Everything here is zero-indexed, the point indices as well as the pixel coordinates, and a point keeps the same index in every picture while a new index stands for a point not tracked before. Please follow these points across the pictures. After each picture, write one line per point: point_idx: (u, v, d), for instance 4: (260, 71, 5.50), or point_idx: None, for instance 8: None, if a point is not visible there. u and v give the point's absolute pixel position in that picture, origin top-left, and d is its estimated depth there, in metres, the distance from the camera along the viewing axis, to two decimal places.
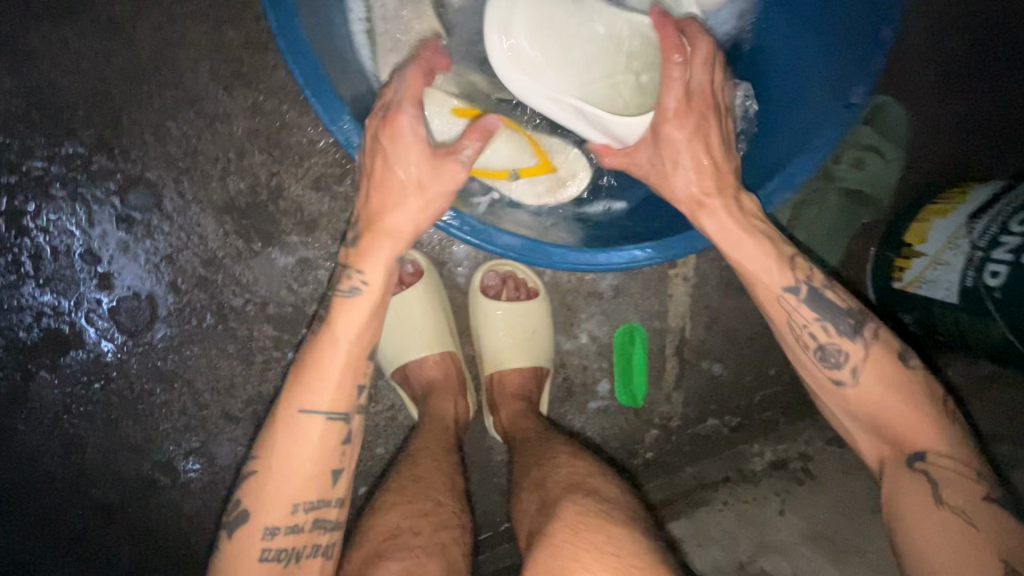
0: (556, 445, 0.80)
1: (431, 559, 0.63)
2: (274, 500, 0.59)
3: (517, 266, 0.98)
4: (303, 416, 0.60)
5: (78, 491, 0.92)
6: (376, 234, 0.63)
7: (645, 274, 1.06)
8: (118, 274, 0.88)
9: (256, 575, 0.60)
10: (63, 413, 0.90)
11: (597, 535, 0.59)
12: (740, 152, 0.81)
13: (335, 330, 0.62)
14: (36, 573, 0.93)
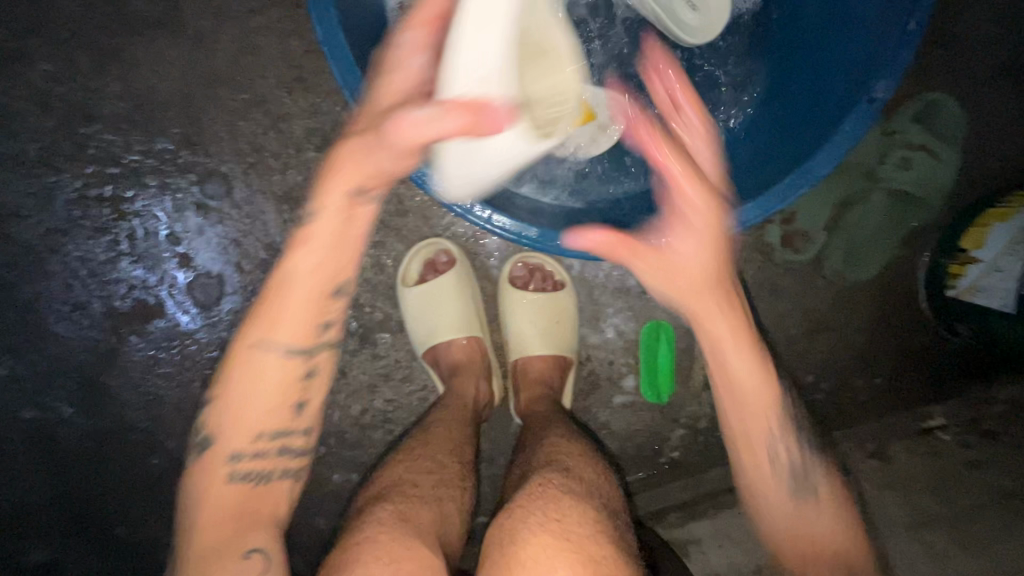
0: (553, 428, 0.84)
1: (426, 506, 0.70)
2: (239, 425, 0.72)
3: (545, 259, 1.05)
4: (262, 347, 0.70)
5: (153, 444, 1.04)
6: (336, 168, 0.66)
7: None
8: (195, 254, 1.02)
9: (225, 493, 0.71)
10: (146, 374, 1.03)
11: (559, 501, 0.65)
12: (772, 147, 0.88)
13: (291, 267, 0.70)
14: (111, 516, 1.04)
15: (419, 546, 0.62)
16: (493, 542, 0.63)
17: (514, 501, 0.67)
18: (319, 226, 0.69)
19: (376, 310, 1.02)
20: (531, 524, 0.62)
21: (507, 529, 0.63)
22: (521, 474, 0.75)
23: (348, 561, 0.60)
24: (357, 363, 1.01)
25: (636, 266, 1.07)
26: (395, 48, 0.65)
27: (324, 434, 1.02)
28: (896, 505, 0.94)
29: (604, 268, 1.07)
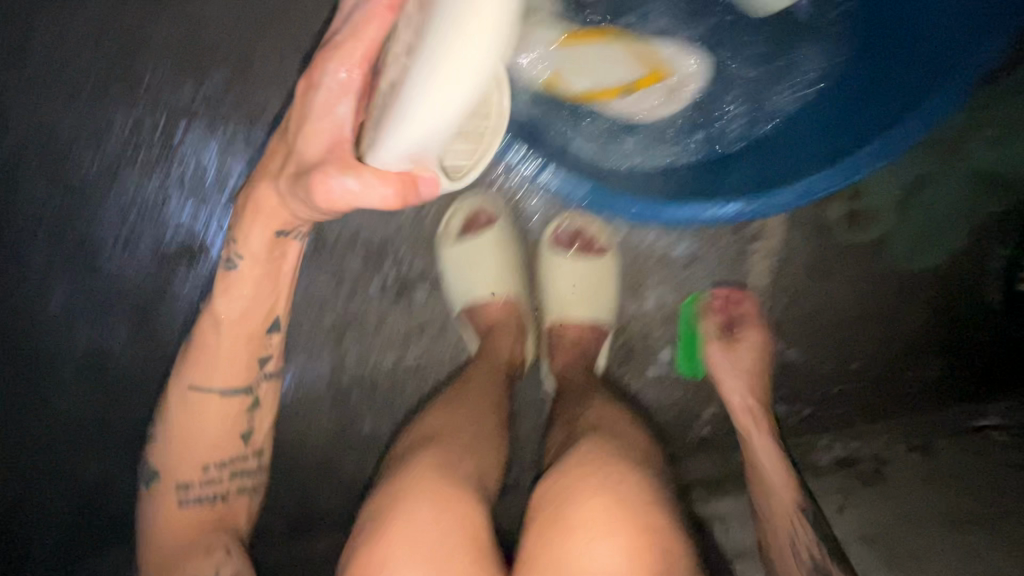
0: (595, 397, 0.86)
1: (470, 457, 0.73)
2: (187, 460, 0.82)
3: (589, 222, 1.02)
4: (199, 393, 0.81)
5: None
6: (255, 214, 0.76)
7: (722, 246, 1.04)
8: (240, 197, 1.03)
9: (181, 517, 0.81)
10: (191, 311, 1.06)
11: (609, 468, 0.68)
12: (850, 114, 0.84)
13: (219, 319, 0.81)
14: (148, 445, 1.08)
15: (462, 491, 0.67)
16: (542, 495, 0.68)
17: (562, 462, 0.71)
18: (237, 275, 0.80)
19: (416, 262, 1.02)
20: (585, 488, 0.66)
21: (559, 487, 0.67)
22: (566, 436, 0.78)
23: (392, 494, 0.66)
24: (393, 314, 1.02)
25: (683, 236, 1.03)
26: (319, 97, 0.68)
27: (358, 382, 1.03)
28: (916, 497, 0.94)
29: (650, 236, 1.04)
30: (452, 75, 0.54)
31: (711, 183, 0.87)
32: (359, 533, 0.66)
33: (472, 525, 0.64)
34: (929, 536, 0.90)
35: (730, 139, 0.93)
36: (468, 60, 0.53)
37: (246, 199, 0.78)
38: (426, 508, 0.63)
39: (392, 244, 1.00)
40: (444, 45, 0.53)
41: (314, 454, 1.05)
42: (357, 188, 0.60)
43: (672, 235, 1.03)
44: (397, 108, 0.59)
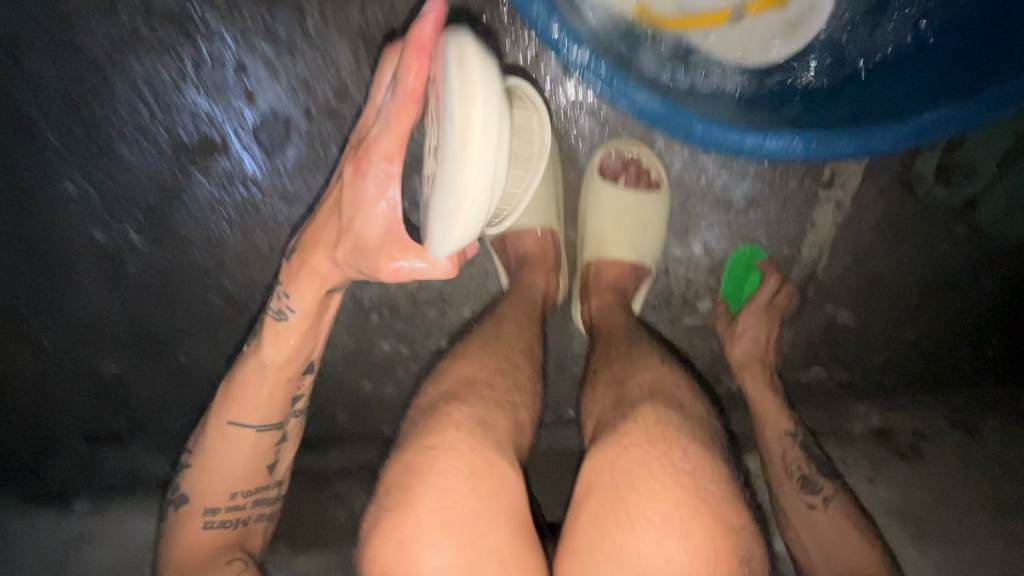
0: (642, 349, 0.75)
1: (502, 414, 0.65)
2: (213, 489, 0.80)
3: (641, 151, 0.91)
4: (238, 429, 0.79)
5: (214, 283, 1.05)
6: (306, 269, 0.74)
7: (788, 192, 0.93)
8: (261, 91, 0.94)
9: (203, 538, 0.81)
10: (210, 213, 1.01)
11: (675, 455, 0.59)
12: (938, 61, 0.74)
13: (263, 360, 0.78)
14: (173, 341, 1.10)
15: (498, 460, 0.60)
16: (600, 484, 0.58)
17: (620, 437, 0.61)
18: (285, 323, 0.77)
19: None
20: (649, 480, 0.57)
21: (619, 470, 0.58)
22: (617, 397, 0.67)
23: (424, 464, 0.59)
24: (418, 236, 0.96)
25: (745, 175, 0.92)
26: (364, 178, 0.65)
27: (378, 303, 0.99)
28: (949, 474, 0.92)
29: (708, 173, 0.92)
30: (455, 200, 0.57)
31: (788, 115, 0.76)
32: (385, 496, 0.60)
33: (510, 504, 0.58)
34: (966, 520, 0.88)
35: (802, 68, 0.82)
36: (463, 188, 0.56)
37: (300, 259, 0.75)
38: (465, 484, 0.57)
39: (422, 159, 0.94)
40: (447, 178, 0.57)
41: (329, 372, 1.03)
42: (424, 267, 0.66)
43: (732, 173, 0.92)
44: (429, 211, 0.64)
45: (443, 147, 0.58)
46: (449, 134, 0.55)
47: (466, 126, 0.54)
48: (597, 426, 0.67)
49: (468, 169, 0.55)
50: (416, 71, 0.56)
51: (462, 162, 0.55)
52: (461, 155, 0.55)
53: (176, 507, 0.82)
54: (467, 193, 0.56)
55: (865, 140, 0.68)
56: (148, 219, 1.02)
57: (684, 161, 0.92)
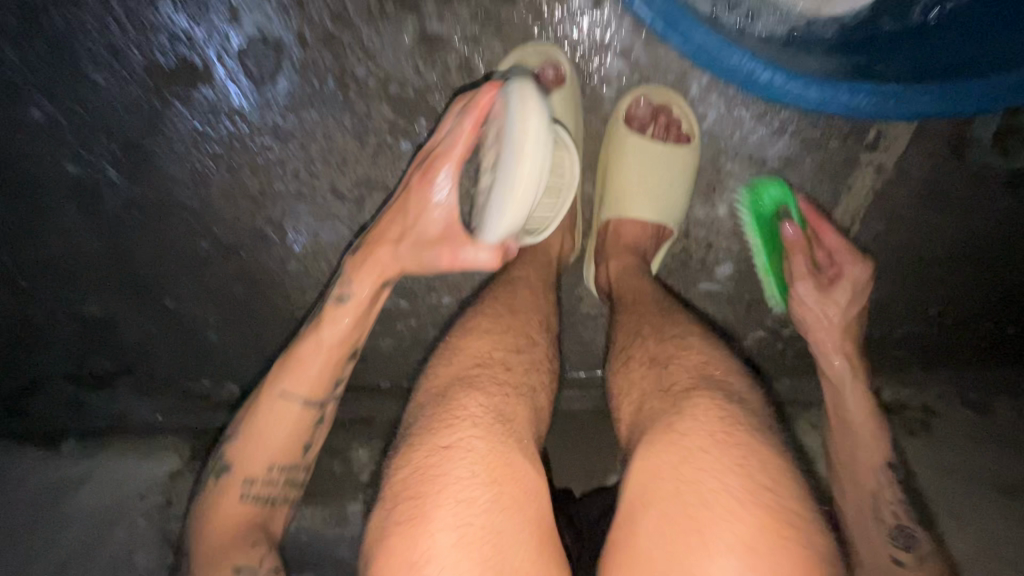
0: (680, 321, 0.67)
1: (519, 402, 0.59)
2: (254, 459, 0.72)
3: (673, 98, 0.84)
4: (284, 400, 0.71)
5: (201, 225, 0.97)
6: (369, 259, 0.72)
7: (828, 153, 0.85)
8: (247, 10, 0.84)
9: (236, 509, 0.71)
10: (194, 148, 0.92)
11: (749, 465, 0.50)
12: None
13: (322, 335, 0.72)
14: (159, 285, 1.03)
15: (519, 460, 0.54)
16: (661, 495, 0.50)
17: (681, 437, 0.52)
18: (343, 307, 0.73)
19: None
20: (723, 497, 0.48)
21: (685, 480, 0.49)
22: (659, 382, 0.58)
23: (439, 469, 0.52)
24: None
25: (784, 131, 0.84)
26: (428, 183, 0.68)
27: None
28: (955, 451, 0.89)
29: (743, 128, 0.85)
30: (511, 194, 0.64)
31: (851, 58, 0.73)
32: (393, 505, 0.53)
33: (534, 512, 0.52)
34: (974, 502, 0.84)
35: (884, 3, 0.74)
36: (518, 183, 0.63)
37: (363, 252, 0.73)
38: (483, 491, 0.51)
39: (429, 98, 0.86)
40: (504, 175, 0.64)
41: None
42: (472, 255, 0.68)
43: (769, 129, 0.84)
44: (480, 212, 0.71)
45: (498, 153, 0.66)
46: (507, 139, 0.64)
47: (524, 131, 0.62)
48: (638, 418, 0.58)
49: (524, 168, 0.63)
50: (486, 98, 0.62)
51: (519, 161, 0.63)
52: (518, 154, 0.63)
53: (214, 474, 0.73)
54: (522, 186, 0.63)
55: (882, 100, 0.68)
56: (124, 152, 0.93)
57: (718, 113, 0.85)
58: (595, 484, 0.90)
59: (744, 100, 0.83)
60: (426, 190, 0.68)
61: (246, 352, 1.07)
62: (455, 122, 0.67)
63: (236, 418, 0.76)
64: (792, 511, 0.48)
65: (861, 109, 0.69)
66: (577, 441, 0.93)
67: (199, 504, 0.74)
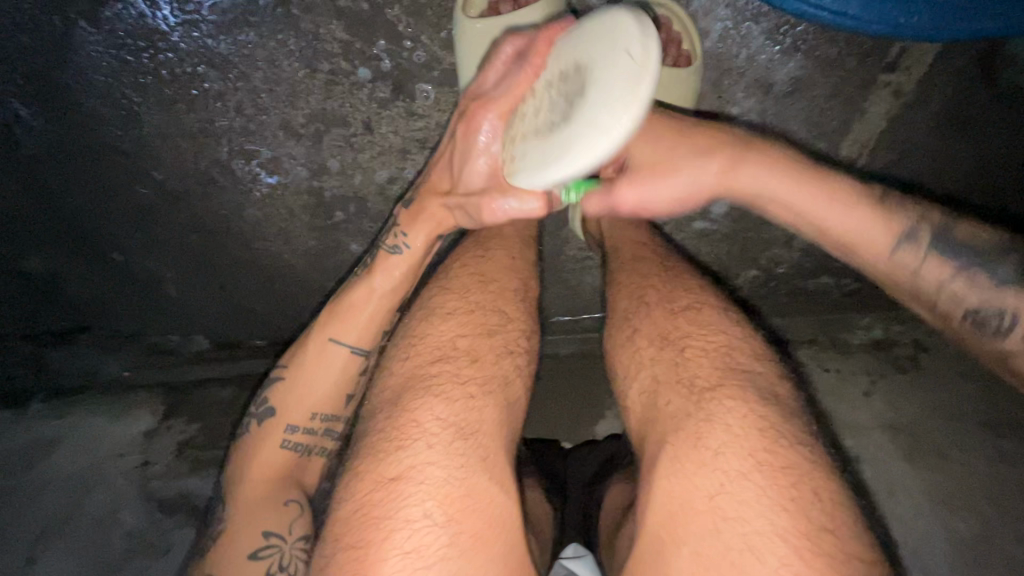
0: (689, 289, 0.60)
1: (488, 402, 0.53)
2: (298, 403, 0.69)
3: (671, 9, 0.74)
4: (332, 346, 0.69)
5: (137, 169, 0.86)
6: (418, 210, 0.69)
7: (842, 75, 0.76)
8: None
9: (275, 457, 0.68)
10: (114, 80, 0.79)
11: (802, 499, 0.44)
12: None
13: (372, 282, 0.69)
14: (100, 236, 0.93)
15: (483, 485, 0.49)
16: (695, 534, 0.45)
17: (715, 459, 0.47)
18: (396, 257, 0.69)
19: (419, 49, 0.76)
20: (770, 543, 0.43)
21: (724, 516, 0.45)
22: (677, 374, 0.53)
23: (389, 506, 0.48)
24: (388, 118, 0.80)
25: (797, 50, 0.74)
26: (472, 131, 0.63)
27: (341, 200, 0.86)
28: (944, 388, 0.83)
29: (752, 45, 0.74)
30: (597, 142, 0.50)
31: None
32: (335, 550, 0.49)
33: (503, 549, 0.48)
34: (965, 438, 0.79)
35: None
36: (613, 134, 0.50)
37: (416, 203, 0.70)
38: (438, 533, 0.47)
39: (385, 13, 0.73)
40: (592, 117, 0.51)
41: (294, 272, 0.95)
42: (516, 205, 0.61)
43: (779, 46, 0.74)
44: (532, 157, 0.57)
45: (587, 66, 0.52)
46: (608, 75, 0.50)
47: (638, 69, 0.49)
48: (654, 416, 0.52)
49: (622, 115, 0.49)
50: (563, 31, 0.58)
51: (622, 98, 0.49)
52: (624, 99, 0.49)
53: (255, 420, 0.71)
54: (615, 136, 0.50)
55: (927, 17, 0.66)
56: (31, 85, 0.80)
57: (724, 28, 0.74)
58: (584, 433, 0.88)
59: (753, 12, 0.72)
60: (466, 138, 0.63)
61: (208, 305, 1.00)
62: (504, 68, 0.62)
63: (283, 359, 0.74)
64: (851, 556, 0.42)
65: (905, 27, 0.66)
66: (565, 391, 0.89)
67: (238, 454, 0.71)
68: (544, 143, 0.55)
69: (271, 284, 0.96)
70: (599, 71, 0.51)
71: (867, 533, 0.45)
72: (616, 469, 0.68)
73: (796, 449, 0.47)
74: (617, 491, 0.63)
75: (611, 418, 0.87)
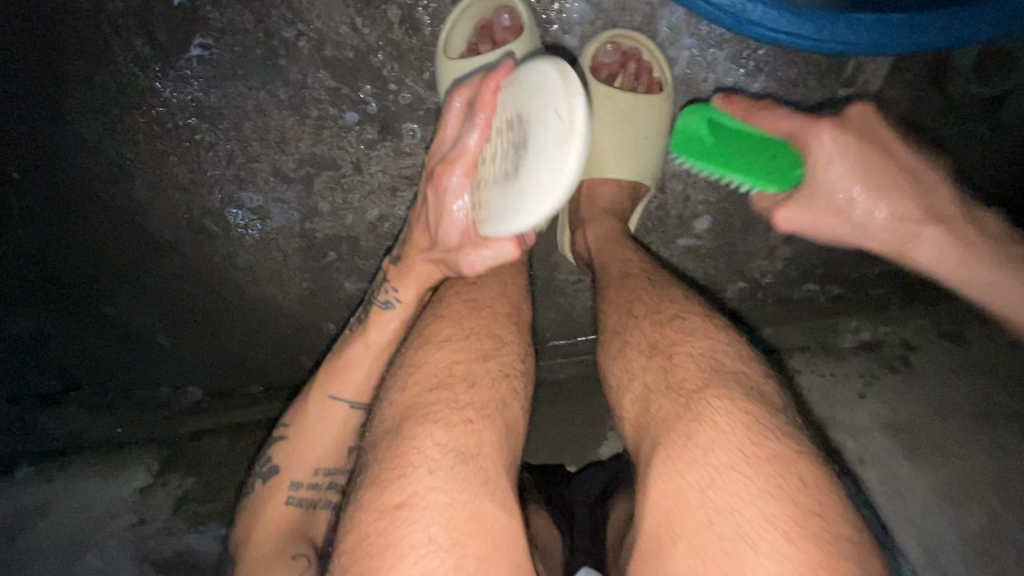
0: (676, 299, 0.62)
1: (485, 426, 0.53)
2: (302, 458, 0.70)
3: (642, 42, 0.77)
4: (332, 402, 0.70)
5: (130, 221, 0.87)
6: (409, 267, 0.69)
7: (805, 92, 0.80)
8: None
9: (281, 515, 0.69)
10: (105, 137, 0.81)
11: (789, 486, 0.45)
12: None
13: (368, 336, 0.70)
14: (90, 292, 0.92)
15: (486, 506, 0.49)
16: (691, 527, 0.45)
17: (705, 454, 0.48)
18: (389, 312, 0.69)
19: (404, 91, 0.79)
20: (760, 530, 0.44)
21: (716, 508, 0.45)
22: (666, 379, 0.54)
23: (392, 533, 0.48)
24: (376, 158, 0.82)
25: (760, 72, 0.79)
26: (442, 190, 0.63)
27: (334, 240, 0.88)
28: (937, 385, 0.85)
29: (718, 70, 0.79)
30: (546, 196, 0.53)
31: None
32: None
33: (507, 567, 0.47)
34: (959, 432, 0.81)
35: None
36: (557, 190, 0.53)
37: (405, 258, 0.70)
38: (444, 558, 0.46)
39: (370, 59, 0.77)
40: (537, 175, 0.54)
41: (291, 317, 0.95)
42: (491, 255, 0.61)
43: (745, 70, 0.79)
44: (494, 209, 0.59)
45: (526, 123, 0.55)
46: (543, 134, 0.53)
47: (567, 129, 0.52)
48: (648, 422, 0.53)
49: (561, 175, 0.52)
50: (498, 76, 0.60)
51: (565, 156, 0.52)
52: (558, 154, 0.52)
53: (259, 476, 0.72)
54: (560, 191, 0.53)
55: (878, 33, 0.70)
56: (23, 143, 0.82)
57: (690, 56, 0.79)
58: (588, 455, 0.88)
59: (716, 41, 0.78)
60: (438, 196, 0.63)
61: (204, 356, 0.98)
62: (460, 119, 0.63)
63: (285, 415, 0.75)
64: (842, 537, 0.44)
65: (854, 44, 0.70)
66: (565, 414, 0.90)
67: (251, 504, 0.73)
68: (502, 194, 0.58)
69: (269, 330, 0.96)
70: (538, 125, 0.54)
71: (860, 527, 0.46)
72: (622, 485, 0.68)
73: (780, 440, 0.48)
74: (625, 508, 0.63)
75: (615, 438, 0.87)
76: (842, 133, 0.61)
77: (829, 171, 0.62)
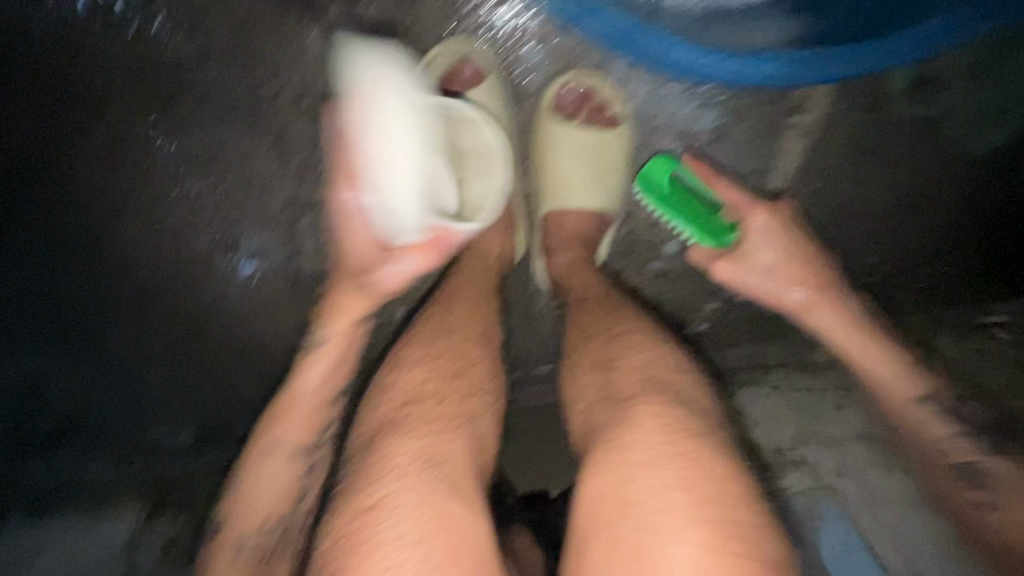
0: (626, 317, 0.68)
1: (455, 435, 0.57)
2: (249, 512, 0.72)
3: (600, 83, 0.84)
4: (273, 454, 0.73)
5: (104, 258, 0.87)
6: (334, 307, 0.75)
7: (754, 120, 0.86)
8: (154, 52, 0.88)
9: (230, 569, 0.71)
10: (97, 187, 0.87)
11: (694, 477, 0.52)
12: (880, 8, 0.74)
13: (301, 386, 0.75)
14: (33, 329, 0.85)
15: (453, 506, 0.51)
16: (608, 519, 0.52)
17: (625, 454, 0.54)
18: (319, 359, 0.75)
19: None
20: (664, 517, 0.50)
21: (630, 502, 0.52)
22: (605, 391, 0.61)
23: (369, 531, 0.50)
24: None
25: (711, 103, 0.85)
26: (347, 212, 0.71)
27: (319, 279, 0.92)
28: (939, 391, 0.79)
29: (671, 105, 0.86)
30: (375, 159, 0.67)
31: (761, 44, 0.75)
32: None
33: (477, 563, 0.49)
34: None
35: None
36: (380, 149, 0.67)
37: (330, 301, 0.75)
38: (415, 551, 0.48)
39: None
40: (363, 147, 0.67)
41: (258, 354, 0.93)
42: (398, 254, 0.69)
43: (696, 102, 0.85)
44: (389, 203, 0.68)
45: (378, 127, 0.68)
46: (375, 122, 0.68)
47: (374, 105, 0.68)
48: (588, 431, 0.60)
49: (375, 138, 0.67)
50: None
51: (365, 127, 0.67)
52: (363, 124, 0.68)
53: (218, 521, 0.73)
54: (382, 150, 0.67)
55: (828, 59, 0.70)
56: (15, 174, 0.81)
57: (645, 92, 0.85)
58: None
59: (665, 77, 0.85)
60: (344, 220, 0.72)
61: (168, 394, 0.91)
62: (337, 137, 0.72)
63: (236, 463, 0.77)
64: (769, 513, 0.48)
65: (804, 72, 0.71)
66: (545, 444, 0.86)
67: (207, 547, 0.73)
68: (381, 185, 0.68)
69: (238, 362, 0.92)
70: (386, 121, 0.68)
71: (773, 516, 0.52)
72: None
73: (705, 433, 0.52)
74: None
75: None
76: (773, 217, 0.78)
77: (751, 241, 0.79)
